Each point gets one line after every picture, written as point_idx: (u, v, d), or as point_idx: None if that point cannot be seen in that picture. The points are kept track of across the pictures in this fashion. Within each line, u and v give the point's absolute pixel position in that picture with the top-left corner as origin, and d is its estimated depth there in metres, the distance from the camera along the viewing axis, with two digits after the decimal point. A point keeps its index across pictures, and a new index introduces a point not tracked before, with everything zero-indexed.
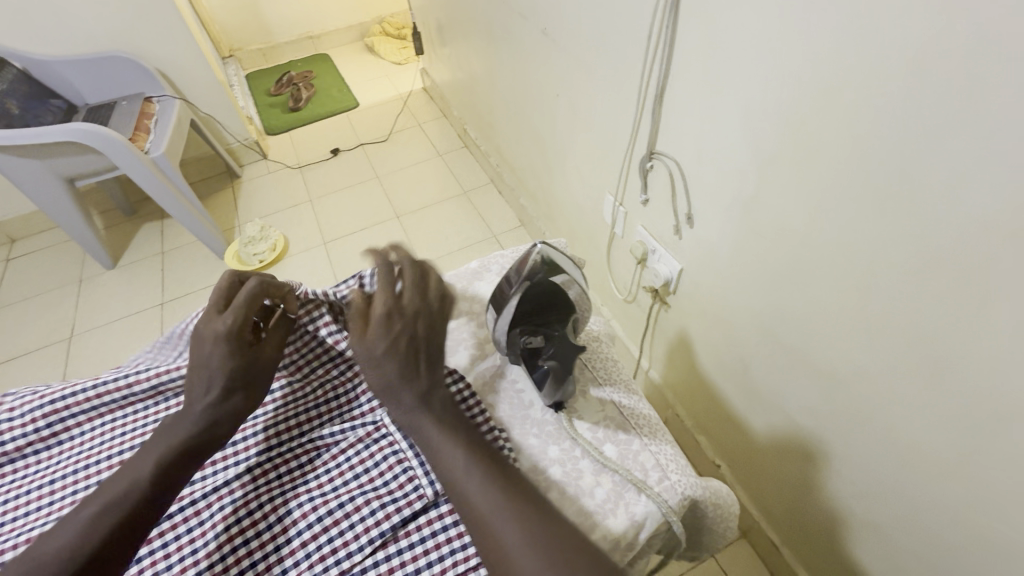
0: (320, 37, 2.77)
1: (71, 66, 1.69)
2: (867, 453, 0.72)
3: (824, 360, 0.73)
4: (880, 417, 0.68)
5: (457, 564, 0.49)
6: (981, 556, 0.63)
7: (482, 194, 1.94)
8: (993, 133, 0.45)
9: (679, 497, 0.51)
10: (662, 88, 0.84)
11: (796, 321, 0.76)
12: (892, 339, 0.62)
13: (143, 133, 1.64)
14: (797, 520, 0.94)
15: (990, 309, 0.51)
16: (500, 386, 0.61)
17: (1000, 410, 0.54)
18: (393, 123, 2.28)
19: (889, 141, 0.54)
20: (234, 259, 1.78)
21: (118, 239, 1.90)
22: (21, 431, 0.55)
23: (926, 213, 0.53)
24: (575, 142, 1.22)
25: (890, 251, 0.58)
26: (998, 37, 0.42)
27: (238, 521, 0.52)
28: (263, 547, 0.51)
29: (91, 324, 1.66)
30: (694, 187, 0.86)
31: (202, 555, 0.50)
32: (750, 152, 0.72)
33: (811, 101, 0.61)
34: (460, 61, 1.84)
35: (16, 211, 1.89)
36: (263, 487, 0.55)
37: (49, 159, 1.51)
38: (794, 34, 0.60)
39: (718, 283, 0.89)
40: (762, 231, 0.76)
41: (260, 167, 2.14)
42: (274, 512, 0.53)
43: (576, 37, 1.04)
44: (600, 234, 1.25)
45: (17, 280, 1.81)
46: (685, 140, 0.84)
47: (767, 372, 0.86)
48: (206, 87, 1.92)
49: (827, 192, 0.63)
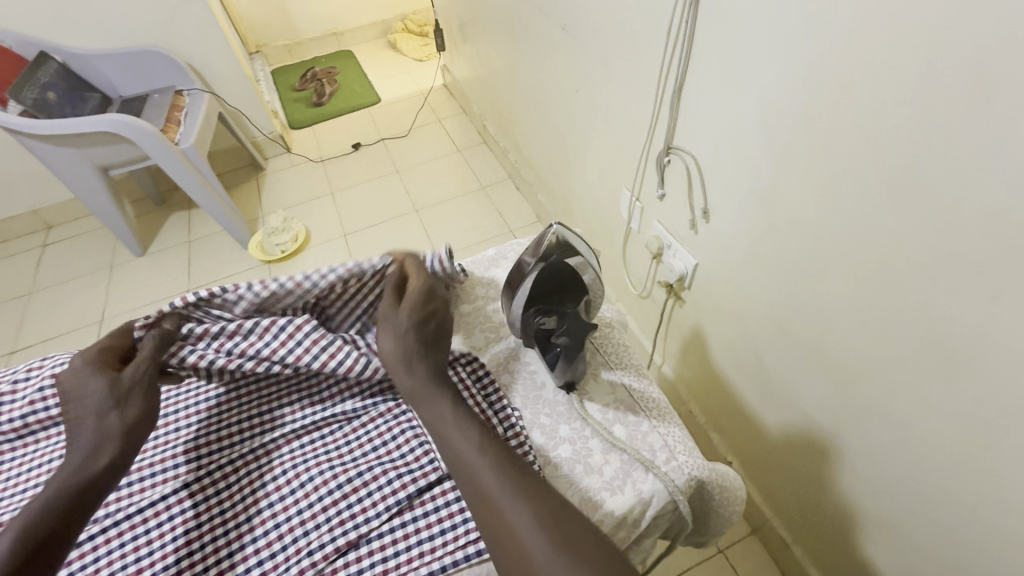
0: (343, 33, 2.81)
1: (107, 60, 1.75)
2: (880, 449, 0.72)
3: (837, 354, 0.74)
4: (893, 413, 0.68)
5: (469, 532, 0.52)
6: (993, 555, 0.63)
7: (500, 189, 1.96)
8: (1009, 128, 0.46)
9: (686, 477, 0.53)
10: (680, 84, 0.85)
11: (811, 317, 0.76)
12: (906, 335, 0.63)
13: (174, 125, 1.70)
14: (809, 517, 0.94)
15: (1006, 304, 0.51)
16: (514, 367, 0.63)
17: (1014, 406, 0.54)
18: (414, 119, 2.32)
19: (906, 136, 0.54)
20: (258, 249, 1.82)
21: (148, 227, 1.96)
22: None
23: (942, 207, 0.53)
24: (593, 138, 1.23)
25: (906, 242, 0.58)
26: (1018, 30, 0.43)
27: (263, 486, 0.57)
28: (286, 509, 0.55)
29: (120, 308, 1.73)
30: (711, 182, 0.87)
31: (228, 517, 0.54)
32: (767, 147, 0.73)
33: (828, 95, 0.61)
34: (481, 57, 1.86)
35: (52, 199, 1.97)
36: (286, 457, 0.59)
37: (85, 150, 1.57)
38: (812, 28, 0.60)
39: (733, 278, 0.90)
40: (778, 225, 0.76)
41: (284, 161, 2.20)
42: (296, 478, 0.57)
43: (595, 31, 1.05)
44: (616, 229, 1.26)
45: (53, 265, 1.89)
46: (702, 135, 0.84)
47: (780, 366, 0.86)
48: (233, 82, 1.98)
49: (844, 186, 0.64)
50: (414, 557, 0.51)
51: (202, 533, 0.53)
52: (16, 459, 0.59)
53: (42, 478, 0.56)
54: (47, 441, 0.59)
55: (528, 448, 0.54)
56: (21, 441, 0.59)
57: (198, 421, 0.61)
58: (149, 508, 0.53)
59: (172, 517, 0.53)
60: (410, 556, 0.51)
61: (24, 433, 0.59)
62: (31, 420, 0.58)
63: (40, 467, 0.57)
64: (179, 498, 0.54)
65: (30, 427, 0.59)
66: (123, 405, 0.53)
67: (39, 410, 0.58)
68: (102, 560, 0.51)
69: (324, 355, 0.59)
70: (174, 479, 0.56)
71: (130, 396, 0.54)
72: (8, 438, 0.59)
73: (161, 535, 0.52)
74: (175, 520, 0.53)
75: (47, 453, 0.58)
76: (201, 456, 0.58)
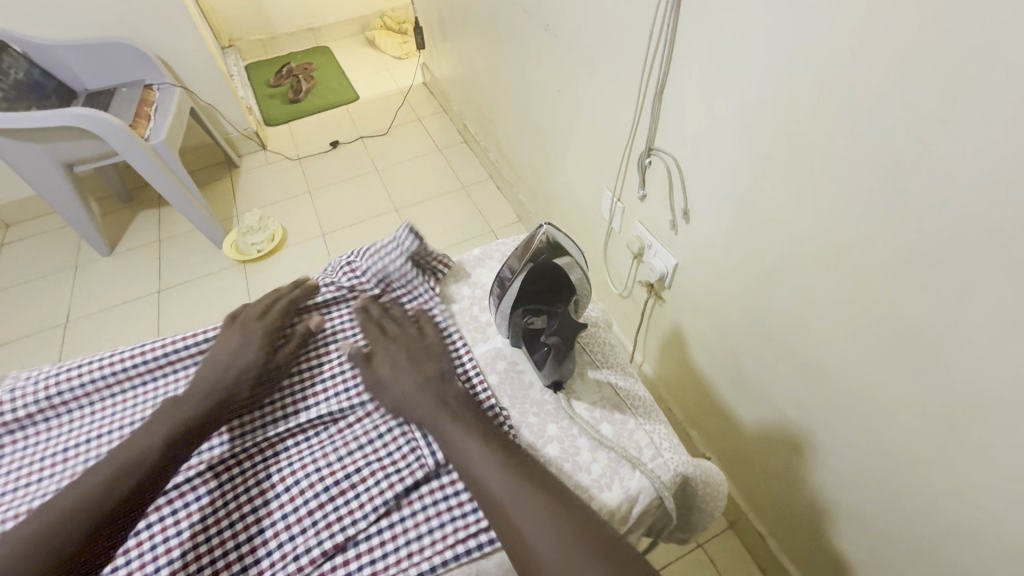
0: (321, 29, 2.77)
1: (72, 51, 1.68)
2: (852, 443, 0.74)
3: (812, 351, 0.76)
4: (864, 408, 0.70)
5: (458, 530, 0.52)
6: (957, 544, 0.65)
7: (480, 189, 1.96)
8: (972, 132, 0.48)
9: (672, 473, 0.54)
10: (661, 88, 0.87)
11: (786, 315, 0.78)
12: (876, 333, 0.65)
13: (144, 120, 1.64)
14: (783, 511, 0.96)
15: (973, 301, 0.53)
16: (501, 365, 0.63)
17: (977, 399, 0.56)
18: (393, 117, 2.29)
19: (877, 141, 0.56)
20: (232, 249, 1.78)
21: (114, 226, 1.90)
22: (54, 391, 0.61)
23: (911, 209, 0.55)
24: (575, 139, 1.23)
25: (879, 241, 0.60)
26: (982, 40, 0.45)
27: (246, 491, 0.56)
28: (272, 514, 0.55)
29: (85, 310, 1.66)
30: (690, 184, 0.88)
31: (208, 522, 0.53)
32: (745, 149, 0.75)
33: (804, 100, 0.63)
34: (462, 56, 1.85)
35: (11, 195, 1.88)
36: (270, 460, 0.59)
37: (49, 145, 1.51)
38: (789, 34, 0.62)
39: (711, 277, 0.91)
40: (758, 226, 0.78)
41: (258, 158, 2.15)
42: (282, 481, 0.57)
43: (578, 32, 1.06)
44: (596, 229, 1.27)
45: (13, 264, 1.81)
46: (682, 136, 0.86)
47: (757, 363, 0.88)
48: (206, 76, 1.93)
49: (819, 189, 0.65)
50: (402, 558, 0.51)
51: (183, 540, 0.52)
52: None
53: (31, 478, 0.57)
54: (36, 437, 0.61)
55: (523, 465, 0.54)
56: (11, 436, 0.61)
57: None
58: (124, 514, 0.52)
59: (153, 524, 0.52)
60: (396, 558, 0.51)
61: (14, 428, 0.61)
62: (22, 415, 0.61)
63: (29, 466, 0.58)
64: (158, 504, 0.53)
65: (21, 422, 0.61)
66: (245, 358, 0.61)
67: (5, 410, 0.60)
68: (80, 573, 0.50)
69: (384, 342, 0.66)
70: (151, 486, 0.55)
71: (250, 349, 0.62)
72: None
73: (139, 544, 0.51)
74: (154, 527, 0.52)
75: (38, 451, 0.59)
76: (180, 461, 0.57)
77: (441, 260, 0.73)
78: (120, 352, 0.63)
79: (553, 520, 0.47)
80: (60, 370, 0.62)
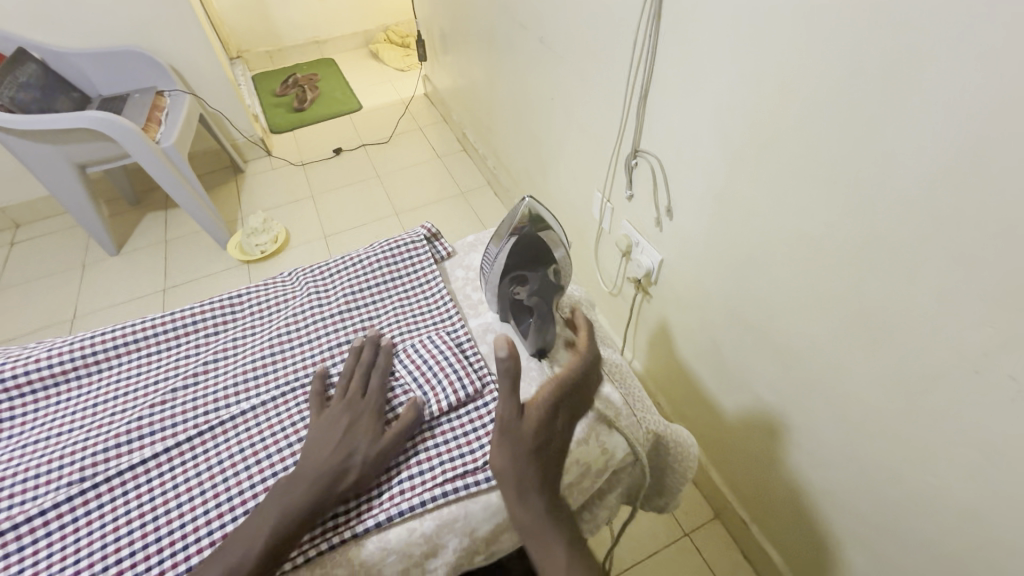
0: (326, 42, 2.86)
1: (87, 59, 1.75)
2: (822, 425, 0.79)
3: (784, 335, 0.80)
4: (834, 391, 0.75)
5: (446, 471, 0.56)
6: (921, 516, 0.69)
7: (478, 195, 2.02)
8: (911, 127, 0.54)
9: (643, 429, 0.60)
10: (645, 93, 0.93)
11: (760, 305, 0.83)
12: (839, 317, 0.70)
13: (155, 124, 1.71)
14: (765, 497, 1.00)
15: (918, 281, 0.59)
16: (490, 338, 0.69)
17: (928, 373, 0.61)
18: (394, 126, 2.37)
19: (835, 137, 0.62)
20: (236, 250, 1.83)
21: (122, 227, 1.95)
22: (70, 356, 0.64)
23: (866, 197, 0.61)
24: (568, 145, 1.30)
25: (840, 226, 0.66)
26: (916, 47, 0.51)
27: (262, 440, 0.59)
28: (283, 460, 0.57)
29: (93, 307, 1.71)
30: (673, 183, 0.94)
31: (226, 466, 0.57)
32: (721, 150, 0.81)
33: (771, 100, 0.69)
34: (462, 67, 1.93)
35: (23, 197, 1.94)
36: (280, 401, 0.62)
37: (63, 146, 1.57)
38: (757, 42, 0.68)
39: (694, 271, 0.97)
40: (733, 218, 0.83)
41: (263, 164, 2.21)
42: (294, 434, 0.59)
43: (570, 43, 1.12)
44: (588, 229, 1.33)
45: (21, 263, 1.86)
46: (665, 139, 0.92)
47: (736, 351, 0.93)
48: (215, 84, 2.00)
49: (786, 185, 0.71)
50: (395, 495, 0.55)
51: (201, 481, 0.56)
52: (32, 413, 0.62)
53: (41, 436, 0.60)
54: (67, 394, 0.64)
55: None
56: (44, 392, 0.63)
57: (197, 384, 0.64)
58: (152, 459, 0.57)
59: (175, 467, 0.57)
60: (392, 493, 0.55)
61: (11, 397, 0.62)
62: (56, 371, 0.64)
63: (61, 418, 0.61)
64: (181, 450, 0.58)
65: (55, 378, 0.64)
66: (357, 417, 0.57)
67: (17, 375, 0.62)
68: (108, 507, 0.53)
69: (406, 330, 0.69)
70: (172, 437, 0.58)
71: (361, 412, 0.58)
72: None
73: (162, 484, 0.55)
74: (176, 470, 0.56)
75: (70, 405, 0.63)
76: (200, 414, 0.61)
77: (443, 247, 0.81)
78: (136, 324, 0.68)
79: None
80: (95, 333, 0.67)
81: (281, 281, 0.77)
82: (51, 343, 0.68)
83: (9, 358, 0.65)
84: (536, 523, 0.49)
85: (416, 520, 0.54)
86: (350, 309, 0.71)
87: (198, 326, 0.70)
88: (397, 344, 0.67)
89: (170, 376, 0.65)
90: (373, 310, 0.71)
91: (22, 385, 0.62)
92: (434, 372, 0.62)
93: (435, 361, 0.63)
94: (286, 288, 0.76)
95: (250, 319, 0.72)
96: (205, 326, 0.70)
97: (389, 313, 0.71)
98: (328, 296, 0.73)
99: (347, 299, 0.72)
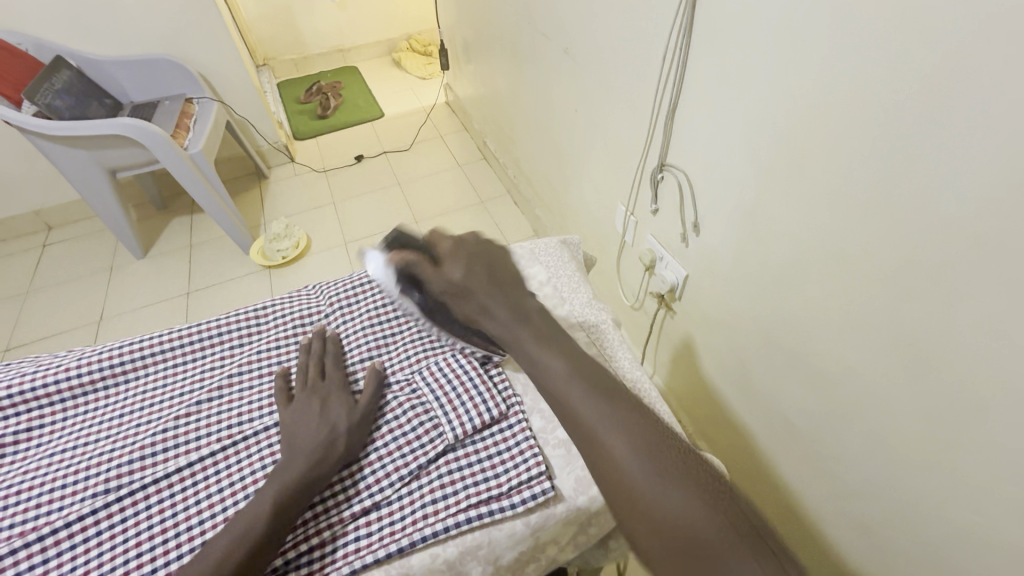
0: (350, 50, 2.90)
1: (120, 66, 1.80)
2: (856, 453, 0.76)
3: (816, 358, 0.78)
4: (869, 417, 0.72)
5: (469, 497, 0.54)
6: (963, 554, 0.65)
7: (498, 204, 2.02)
8: (959, 147, 0.52)
9: None
10: (673, 107, 0.91)
11: (791, 326, 0.81)
12: (877, 342, 0.67)
13: (183, 130, 1.74)
14: (792, 523, 0.97)
15: (964, 308, 0.56)
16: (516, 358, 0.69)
17: (974, 404, 0.58)
18: (416, 133, 2.39)
19: (876, 157, 0.60)
20: (259, 255, 1.86)
21: (149, 231, 1.99)
22: (99, 365, 0.65)
23: (907, 220, 0.59)
24: (591, 156, 1.29)
25: (881, 248, 0.63)
26: (965, 67, 0.49)
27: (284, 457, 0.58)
28: None
29: (120, 309, 1.74)
30: (701, 197, 0.92)
31: (247, 483, 0.56)
32: (752, 166, 0.79)
33: (807, 118, 0.67)
34: (484, 75, 1.93)
35: (56, 201, 1.99)
36: None
37: (95, 151, 1.61)
38: (793, 56, 0.66)
39: (720, 287, 0.95)
40: (765, 236, 0.81)
41: (287, 170, 2.25)
42: None
43: (596, 53, 1.12)
44: (611, 242, 1.31)
45: (53, 265, 1.90)
46: (694, 154, 0.90)
47: (764, 372, 0.90)
48: (242, 91, 2.03)
49: (822, 205, 0.69)
50: (417, 520, 0.54)
51: (224, 497, 0.55)
52: (60, 422, 0.63)
53: (68, 446, 0.60)
54: (95, 403, 0.65)
55: (541, 458, 0.57)
56: (73, 401, 0.64)
57: (221, 397, 0.63)
58: (175, 473, 0.56)
59: (197, 482, 0.56)
60: (376, 478, 0.56)
61: (36, 405, 0.63)
62: (85, 380, 0.64)
63: (88, 428, 0.62)
64: (204, 465, 0.57)
65: (84, 388, 0.64)
66: (327, 398, 0.60)
67: (47, 384, 0.63)
68: (131, 520, 0.54)
69: (429, 348, 0.68)
70: (196, 450, 0.58)
71: (330, 393, 0.61)
72: (15, 414, 0.62)
73: (185, 499, 0.55)
74: (199, 485, 0.56)
75: (97, 415, 0.63)
76: (223, 428, 0.60)
77: None
78: (163, 335, 0.69)
79: (651, 455, 0.39)
80: (123, 344, 0.67)
81: (306, 295, 0.77)
82: (81, 352, 0.69)
83: (41, 365, 0.66)
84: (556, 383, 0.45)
85: (438, 546, 0.53)
86: (374, 325, 0.71)
87: (224, 338, 0.71)
88: (421, 361, 0.66)
89: (194, 389, 0.65)
90: (397, 325, 0.71)
91: (52, 393, 0.63)
92: (458, 392, 0.60)
93: (461, 380, 0.61)
94: (311, 302, 0.76)
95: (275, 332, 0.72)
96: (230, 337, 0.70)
97: (414, 330, 0.70)
98: (353, 312, 0.73)
99: (371, 315, 0.72)
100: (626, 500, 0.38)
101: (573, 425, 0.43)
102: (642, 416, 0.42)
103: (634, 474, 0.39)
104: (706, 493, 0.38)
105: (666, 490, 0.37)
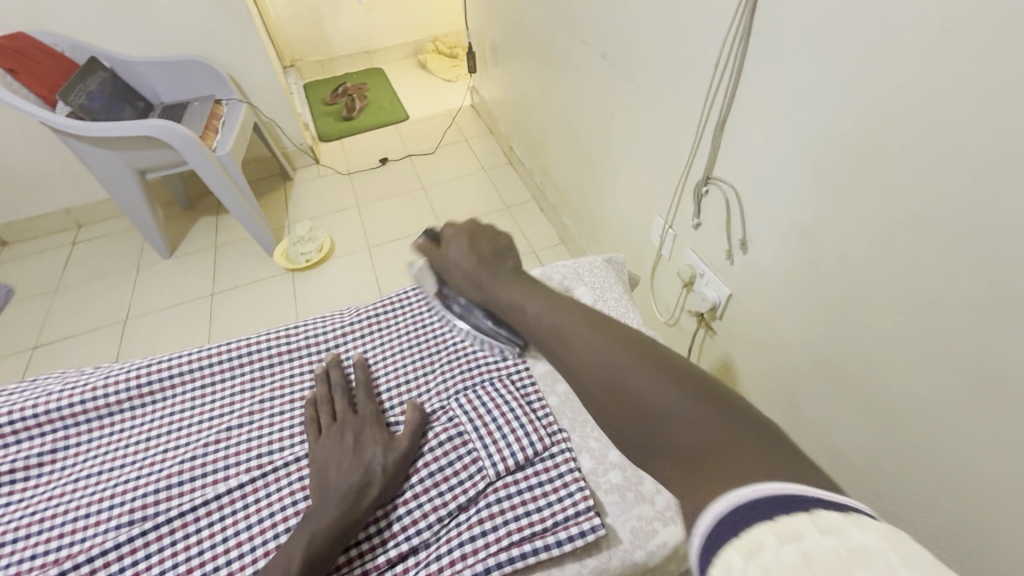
0: (376, 52, 2.89)
1: (152, 68, 1.80)
2: (920, 497, 0.70)
3: (878, 393, 0.72)
4: (937, 461, 0.66)
5: (511, 540, 0.52)
6: None
7: (524, 210, 1.98)
8: None
9: None
10: (724, 118, 0.86)
11: (849, 356, 0.75)
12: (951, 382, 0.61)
13: (212, 132, 1.74)
14: None
15: None
16: (562, 390, 0.67)
17: None
18: (441, 137, 2.36)
19: (960, 181, 0.54)
20: (283, 258, 1.85)
21: (176, 231, 2.00)
22: (126, 385, 0.63)
23: (995, 252, 0.53)
24: (627, 166, 1.24)
25: (961, 281, 0.57)
26: None
27: None
28: None
29: (145, 309, 1.75)
30: (751, 214, 0.87)
31: (277, 520, 0.53)
32: (812, 184, 0.73)
33: (880, 135, 0.62)
34: (513, 79, 1.89)
35: (86, 199, 2.01)
36: None
37: (124, 151, 1.61)
38: (865, 68, 0.61)
39: (769, 309, 0.89)
40: (823, 259, 0.75)
41: (312, 172, 2.24)
42: None
43: (636, 59, 1.07)
44: (646, 254, 1.26)
45: (81, 263, 1.92)
46: (745, 167, 0.85)
47: (815, 403, 0.85)
48: (270, 93, 2.03)
49: (892, 230, 0.63)
50: (456, 561, 0.51)
51: (252, 534, 0.52)
52: (86, 443, 0.61)
53: (94, 470, 0.58)
54: (121, 424, 0.62)
55: (588, 491, 0.55)
56: (99, 422, 0.62)
57: (251, 424, 0.61)
58: (202, 507, 0.54)
59: (225, 517, 0.53)
60: (412, 518, 0.54)
61: (60, 425, 0.61)
62: (111, 401, 0.62)
63: (113, 452, 0.60)
64: (232, 498, 0.54)
65: (110, 408, 0.62)
66: (363, 434, 0.57)
67: (73, 404, 0.61)
68: (157, 556, 0.51)
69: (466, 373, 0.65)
70: (225, 481, 0.56)
71: (364, 429, 0.58)
72: (40, 433, 0.60)
73: (211, 535, 0.52)
74: (226, 520, 0.53)
75: (123, 438, 0.61)
76: (252, 458, 0.58)
77: None
78: (191, 355, 0.66)
79: (653, 373, 0.40)
80: (151, 362, 0.65)
81: (339, 314, 0.75)
82: (109, 369, 0.67)
83: (68, 382, 0.64)
84: (561, 338, 0.45)
85: None
86: (411, 350, 0.69)
87: (253, 358, 0.68)
88: (459, 384, 0.64)
89: (222, 414, 0.63)
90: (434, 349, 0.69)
91: (78, 413, 0.61)
92: (497, 424, 0.59)
93: (500, 412, 0.60)
94: (343, 321, 0.73)
95: (307, 355, 0.69)
96: (259, 357, 0.68)
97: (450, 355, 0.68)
98: (390, 336, 0.71)
99: (408, 340, 0.71)
100: (624, 409, 0.39)
101: (572, 365, 0.44)
102: (632, 343, 0.42)
103: (628, 383, 0.40)
104: (700, 399, 0.37)
105: (659, 395, 0.38)
